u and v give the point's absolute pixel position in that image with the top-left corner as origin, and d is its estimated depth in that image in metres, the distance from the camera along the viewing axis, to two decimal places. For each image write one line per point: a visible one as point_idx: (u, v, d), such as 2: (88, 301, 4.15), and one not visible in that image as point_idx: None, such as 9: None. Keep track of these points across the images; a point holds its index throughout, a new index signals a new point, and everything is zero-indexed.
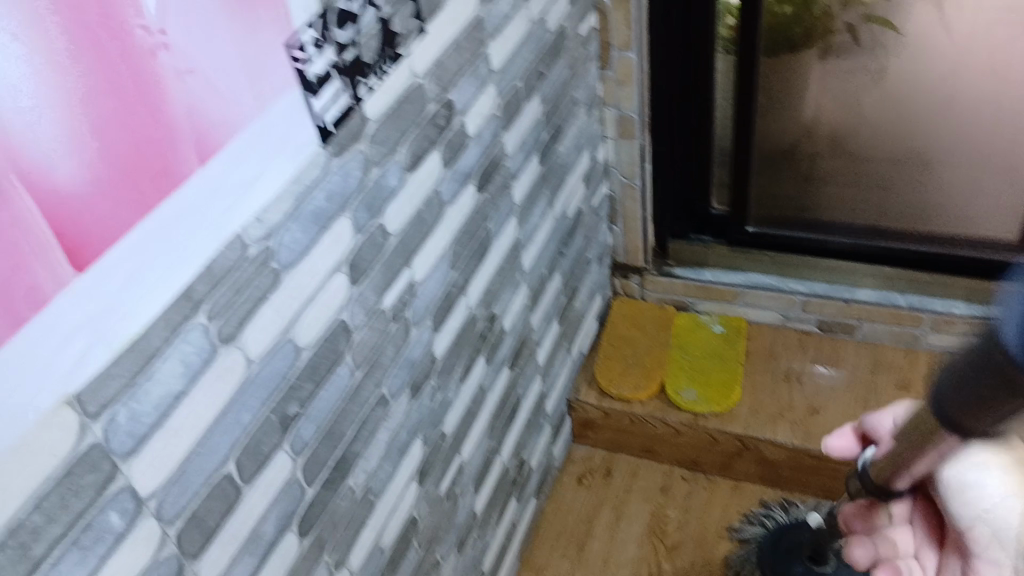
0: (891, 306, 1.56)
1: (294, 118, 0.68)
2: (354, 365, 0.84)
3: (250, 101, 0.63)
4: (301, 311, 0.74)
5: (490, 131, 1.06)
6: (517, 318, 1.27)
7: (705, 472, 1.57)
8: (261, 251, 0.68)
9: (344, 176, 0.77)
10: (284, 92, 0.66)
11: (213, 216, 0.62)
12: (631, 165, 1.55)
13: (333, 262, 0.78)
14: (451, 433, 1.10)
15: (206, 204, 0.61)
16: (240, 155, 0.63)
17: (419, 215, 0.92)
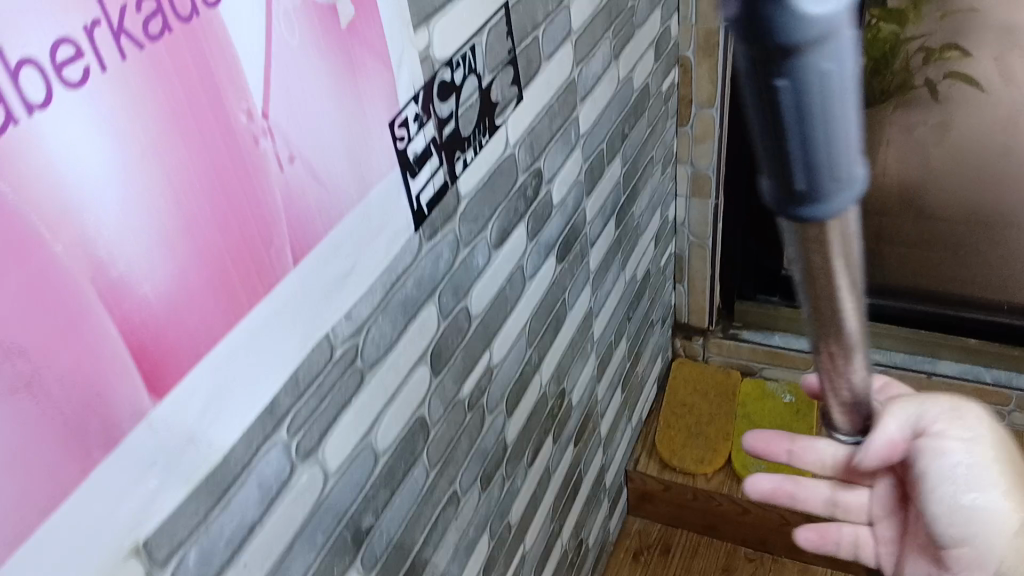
0: (976, 382, 1.47)
1: (390, 202, 0.61)
2: (430, 464, 0.75)
3: (348, 186, 0.56)
4: (383, 412, 0.65)
5: (573, 198, 0.98)
6: (584, 391, 1.17)
7: (773, 553, 1.46)
8: (348, 350, 0.59)
9: (434, 260, 0.69)
10: (381, 175, 0.59)
11: (305, 318, 0.54)
12: (703, 224, 1.49)
13: (417, 354, 0.69)
14: (516, 523, 1.01)
15: (298, 305, 0.53)
16: (335, 247, 0.55)
17: (503, 292, 0.84)
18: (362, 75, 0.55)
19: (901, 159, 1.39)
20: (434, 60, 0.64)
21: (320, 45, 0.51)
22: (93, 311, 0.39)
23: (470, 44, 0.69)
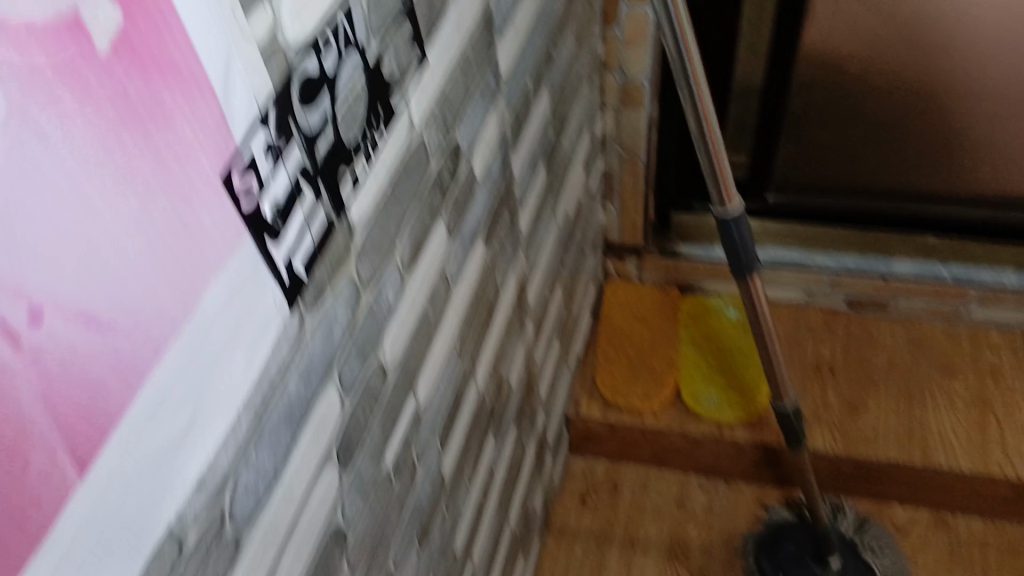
0: (934, 281, 1.37)
1: (225, 325, 0.39)
2: (356, 567, 0.58)
3: (155, 325, 0.34)
4: (280, 557, 0.47)
5: (498, 164, 0.75)
6: (520, 370, 1.01)
7: (724, 477, 1.39)
8: (210, 523, 0.40)
9: (328, 331, 0.49)
10: (233, 250, 0.38)
11: (112, 563, 0.34)
12: (636, 137, 1.27)
13: (319, 458, 0.50)
14: (462, 549, 0.85)
15: (99, 549, 0.33)
16: (131, 453, 0.34)
17: (425, 318, 0.64)
18: (158, 118, 0.33)
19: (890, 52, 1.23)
20: (286, 47, 0.40)
21: (50, 81, 0.28)
22: None
23: (343, 4, 0.45)
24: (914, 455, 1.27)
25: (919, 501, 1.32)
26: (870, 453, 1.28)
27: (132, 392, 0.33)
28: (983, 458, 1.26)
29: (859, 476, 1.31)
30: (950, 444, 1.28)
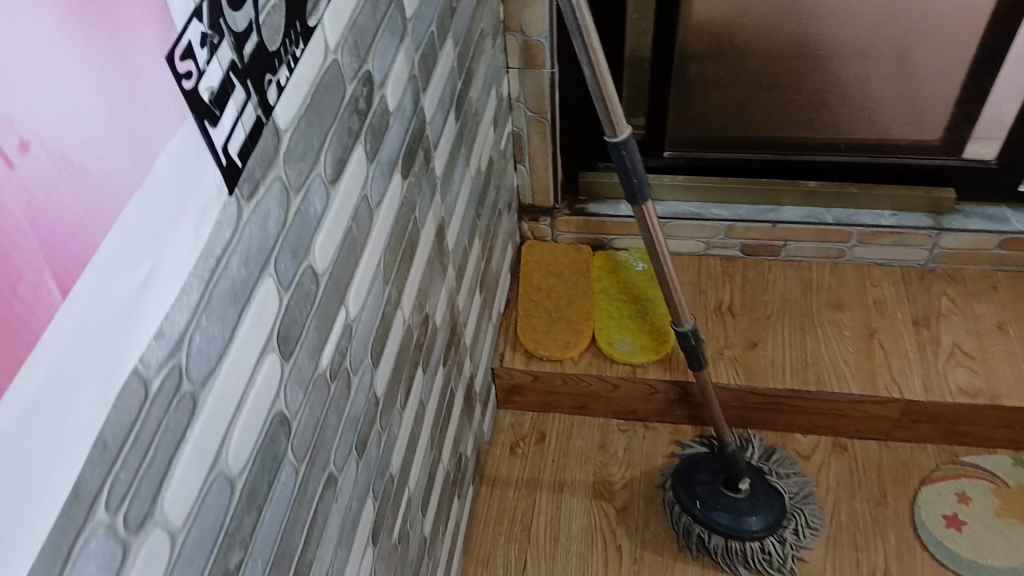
0: (818, 225, 1.48)
1: (177, 194, 0.44)
2: (298, 458, 0.63)
3: (117, 180, 0.39)
4: (231, 428, 0.52)
5: (409, 99, 0.82)
6: (444, 311, 1.07)
7: (642, 419, 1.48)
8: (168, 376, 0.45)
9: (262, 223, 0.54)
10: (179, 127, 0.43)
11: (87, 387, 0.38)
12: (540, 98, 1.35)
13: (261, 343, 0.55)
14: (398, 471, 0.91)
15: (78, 372, 0.38)
16: (105, 292, 0.39)
17: (350, 235, 0.69)
18: None
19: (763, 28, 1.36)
20: None
21: None
22: None
23: None
24: (808, 382, 1.36)
25: (818, 427, 1.42)
26: (769, 383, 1.36)
27: (103, 234, 0.38)
28: (872, 382, 1.35)
29: (762, 407, 1.39)
30: (843, 371, 1.37)
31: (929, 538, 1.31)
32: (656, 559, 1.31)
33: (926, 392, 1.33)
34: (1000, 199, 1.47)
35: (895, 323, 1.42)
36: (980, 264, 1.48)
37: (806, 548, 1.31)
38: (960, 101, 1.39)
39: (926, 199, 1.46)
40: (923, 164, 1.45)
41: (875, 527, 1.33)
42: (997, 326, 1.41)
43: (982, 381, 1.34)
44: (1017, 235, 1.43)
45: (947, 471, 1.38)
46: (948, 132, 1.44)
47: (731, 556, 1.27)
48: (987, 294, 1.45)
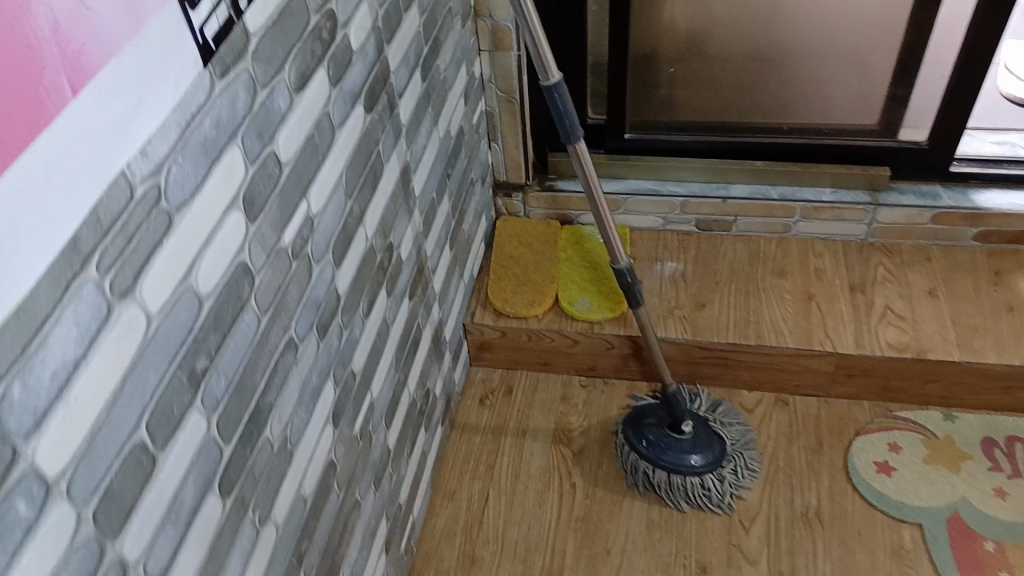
0: (763, 200, 1.62)
1: (161, 51, 0.58)
2: (260, 310, 0.77)
3: (117, 26, 0.54)
4: (199, 255, 0.67)
5: (373, 47, 0.97)
6: (411, 248, 1.21)
7: (602, 376, 1.60)
8: (150, 190, 0.60)
9: (231, 100, 0.68)
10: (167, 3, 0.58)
11: (86, 168, 0.53)
12: (509, 78, 1.51)
13: (227, 198, 0.70)
14: (360, 371, 1.05)
15: (83, 156, 0.52)
16: (104, 106, 0.53)
17: (312, 141, 0.84)
18: None
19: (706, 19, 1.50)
20: None
21: None
22: None
23: None
24: (749, 337, 1.48)
25: (762, 382, 1.54)
26: (714, 337, 1.49)
27: (105, 61, 0.53)
28: (808, 337, 1.47)
29: (709, 362, 1.52)
30: (782, 328, 1.49)
31: (859, 480, 1.42)
32: (606, 494, 1.43)
33: (857, 346, 1.45)
34: (935, 179, 1.59)
35: (832, 288, 1.55)
36: (915, 238, 1.61)
37: (745, 488, 1.42)
38: (892, 88, 1.53)
39: (863, 177, 1.59)
40: (860, 145, 1.58)
41: (810, 471, 1.43)
42: (927, 292, 1.53)
43: (909, 338, 1.46)
44: (947, 209, 1.56)
45: (882, 423, 1.49)
46: (885, 116, 1.57)
47: (673, 490, 1.39)
48: (920, 265, 1.58)
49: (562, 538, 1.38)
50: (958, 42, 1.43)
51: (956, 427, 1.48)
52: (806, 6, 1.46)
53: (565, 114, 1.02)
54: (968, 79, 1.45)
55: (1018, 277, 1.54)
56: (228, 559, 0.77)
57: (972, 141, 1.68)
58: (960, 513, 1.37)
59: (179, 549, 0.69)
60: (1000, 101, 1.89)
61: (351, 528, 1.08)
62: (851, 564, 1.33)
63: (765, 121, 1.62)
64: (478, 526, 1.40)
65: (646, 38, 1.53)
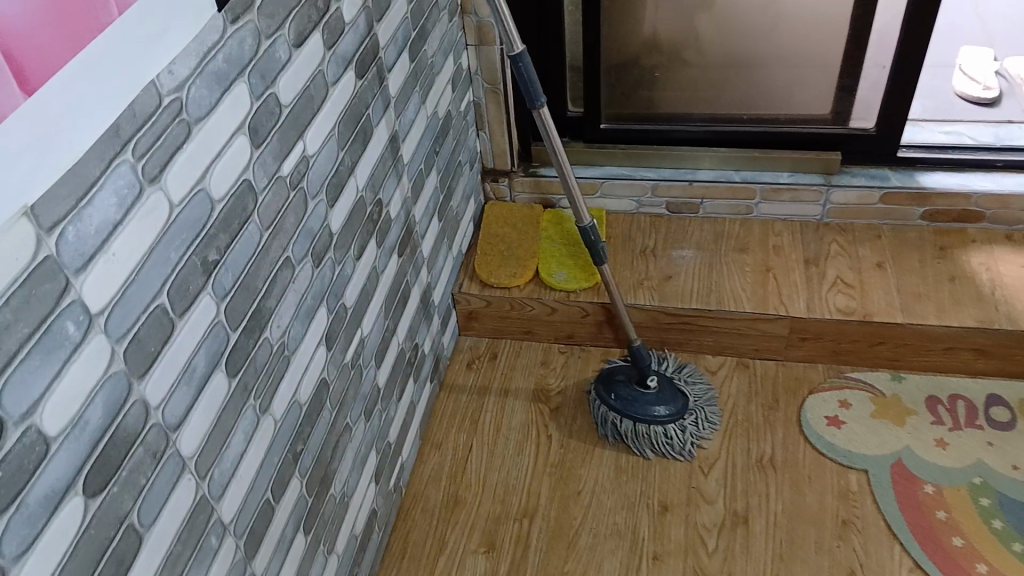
0: (727, 183, 1.77)
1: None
2: (262, 225, 0.93)
3: None
4: (212, 164, 0.83)
5: (363, 22, 1.14)
6: (399, 208, 1.37)
7: (580, 343, 1.74)
8: (174, 100, 0.76)
9: (239, 43, 0.85)
10: None
11: (124, 71, 0.69)
12: (493, 71, 1.68)
13: (236, 123, 0.86)
14: (352, 305, 1.20)
15: (124, 61, 0.68)
16: (141, 26, 0.70)
17: (308, 92, 1.00)
18: None
19: (671, 21, 1.66)
20: None
21: None
22: None
23: None
24: (710, 303, 1.62)
25: (725, 347, 1.68)
26: (678, 303, 1.63)
27: None
28: (764, 303, 1.61)
29: (675, 327, 1.66)
30: (741, 295, 1.63)
31: (811, 432, 1.54)
32: (579, 444, 1.56)
33: (808, 310, 1.59)
34: (884, 163, 1.74)
35: (788, 261, 1.69)
36: (867, 219, 1.75)
37: (706, 438, 1.55)
38: (840, 79, 1.68)
39: (817, 161, 1.73)
40: (814, 132, 1.73)
41: (766, 425, 1.56)
42: (876, 265, 1.67)
43: (857, 303, 1.59)
44: (895, 190, 1.70)
45: (835, 383, 1.62)
46: (835, 106, 1.72)
47: (639, 438, 1.52)
48: (871, 242, 1.72)
49: (538, 482, 1.51)
50: (895, 36, 1.59)
51: (903, 386, 1.60)
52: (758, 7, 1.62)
53: (529, 82, 1.19)
54: (905, 69, 1.60)
55: (961, 252, 1.68)
56: (229, 435, 0.91)
57: (920, 132, 1.83)
58: (903, 461, 1.49)
59: (192, 408, 0.83)
60: (953, 99, 2.05)
61: (343, 448, 1.22)
62: (800, 504, 1.44)
63: (728, 111, 1.78)
64: (462, 471, 1.54)
65: (618, 36, 1.69)
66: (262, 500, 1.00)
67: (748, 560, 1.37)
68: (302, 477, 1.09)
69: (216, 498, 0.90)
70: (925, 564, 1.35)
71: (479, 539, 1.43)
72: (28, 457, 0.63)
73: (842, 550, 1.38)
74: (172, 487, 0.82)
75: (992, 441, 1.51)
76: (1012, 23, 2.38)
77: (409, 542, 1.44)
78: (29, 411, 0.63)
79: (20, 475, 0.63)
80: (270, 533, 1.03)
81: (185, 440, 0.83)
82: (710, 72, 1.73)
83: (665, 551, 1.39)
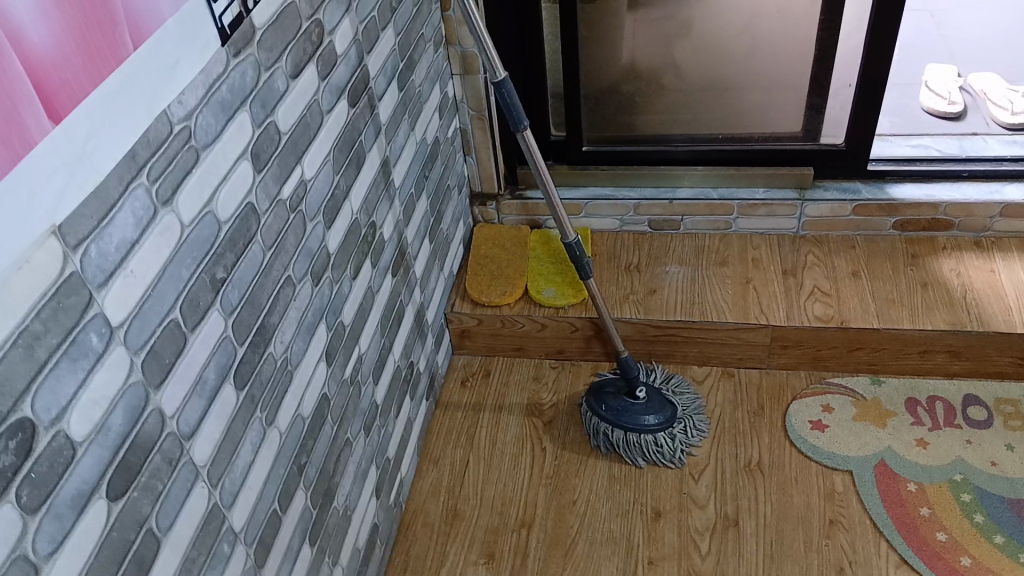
0: (706, 200, 1.83)
1: (193, 22, 0.80)
2: (265, 244, 0.98)
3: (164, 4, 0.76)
4: (219, 187, 0.88)
5: (354, 54, 1.21)
6: (393, 229, 1.42)
7: (569, 358, 1.79)
8: (184, 128, 0.81)
9: (242, 75, 0.91)
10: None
11: (141, 100, 0.75)
12: (477, 98, 1.75)
13: (240, 149, 0.91)
14: (350, 323, 1.25)
15: (139, 93, 0.74)
16: (153, 60, 0.75)
17: (305, 119, 1.07)
18: None
19: (647, 48, 1.74)
20: None
21: None
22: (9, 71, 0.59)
23: None
24: (694, 315, 1.68)
25: (710, 357, 1.73)
26: (663, 316, 1.69)
27: (155, 28, 0.75)
28: (745, 313, 1.67)
29: (661, 339, 1.72)
30: (723, 307, 1.69)
31: (796, 435, 1.59)
32: (572, 455, 1.61)
33: (788, 319, 1.65)
34: (855, 176, 1.81)
35: (767, 273, 1.76)
36: (842, 230, 1.82)
37: (694, 445, 1.60)
38: (810, 98, 1.76)
39: (791, 177, 1.81)
40: (787, 149, 1.80)
41: (753, 430, 1.61)
42: (851, 273, 1.74)
43: (834, 310, 1.66)
44: (866, 201, 1.77)
45: (816, 389, 1.68)
46: (806, 123, 1.80)
47: (631, 447, 1.57)
48: (846, 252, 1.79)
49: (533, 493, 1.55)
50: (859, 56, 1.67)
51: (882, 389, 1.66)
52: (729, 33, 1.70)
53: (513, 108, 1.26)
54: (870, 86, 1.68)
55: (932, 259, 1.75)
56: (238, 445, 0.96)
57: (889, 146, 1.91)
58: (886, 460, 1.54)
59: (203, 417, 0.88)
60: (920, 114, 2.13)
61: (344, 462, 1.26)
62: (788, 505, 1.49)
63: (704, 132, 1.86)
64: (459, 485, 1.58)
65: (596, 63, 1.77)
66: (270, 509, 1.04)
67: (740, 560, 1.42)
68: (306, 489, 1.14)
69: (227, 506, 0.95)
70: (910, 558, 1.40)
71: (478, 550, 1.47)
72: (55, 463, 0.68)
73: (830, 548, 1.42)
74: (186, 492, 0.86)
75: (970, 439, 1.56)
76: (974, 40, 2.49)
77: (410, 555, 1.47)
78: (58, 417, 0.68)
79: (50, 478, 0.68)
80: (278, 542, 1.07)
81: (198, 449, 0.88)
82: (685, 94, 1.81)
83: (659, 556, 1.44)
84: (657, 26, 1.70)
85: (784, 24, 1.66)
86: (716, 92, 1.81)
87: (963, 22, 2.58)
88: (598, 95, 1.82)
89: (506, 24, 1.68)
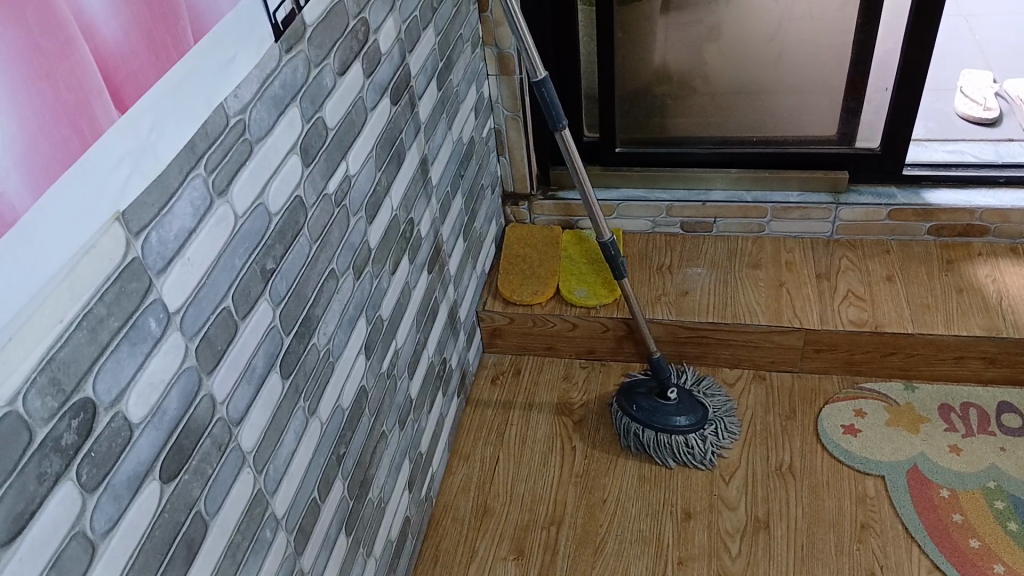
0: (739, 203, 1.84)
1: (249, 17, 0.82)
2: (311, 237, 1.00)
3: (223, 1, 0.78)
4: (269, 181, 0.90)
5: (397, 53, 1.22)
6: (429, 226, 1.44)
7: (600, 358, 1.80)
8: (239, 122, 0.83)
9: (293, 70, 0.93)
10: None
11: (199, 92, 0.76)
12: (512, 99, 1.76)
13: (290, 143, 0.93)
14: (387, 317, 1.27)
15: (199, 86, 0.76)
16: (213, 54, 0.77)
17: (350, 116, 1.08)
18: None
19: (679, 52, 1.74)
20: None
21: None
22: (82, 61, 0.61)
23: None
24: (726, 317, 1.68)
25: (742, 360, 1.73)
26: (696, 318, 1.69)
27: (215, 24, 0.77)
28: (778, 316, 1.67)
29: (692, 341, 1.72)
30: (755, 309, 1.69)
31: (828, 440, 1.59)
32: (602, 455, 1.61)
33: (822, 323, 1.65)
34: (890, 181, 1.80)
35: (800, 276, 1.75)
36: (875, 234, 1.82)
37: (725, 447, 1.60)
38: (846, 103, 1.76)
39: (825, 180, 1.80)
40: (821, 152, 1.80)
41: (784, 434, 1.61)
42: (886, 278, 1.73)
43: (868, 314, 1.65)
44: (901, 206, 1.76)
45: (848, 393, 1.67)
46: (841, 126, 1.79)
47: (661, 447, 1.57)
48: (880, 256, 1.78)
49: (563, 491, 1.56)
50: (896, 61, 1.67)
51: (915, 395, 1.65)
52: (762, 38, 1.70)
53: (552, 107, 1.27)
54: (908, 90, 1.68)
55: (968, 264, 1.73)
56: (283, 432, 0.98)
57: (924, 151, 1.90)
58: (919, 466, 1.53)
59: (251, 404, 0.90)
60: (955, 120, 2.12)
61: (379, 455, 1.28)
62: (819, 509, 1.49)
63: (737, 135, 1.85)
64: (490, 482, 1.59)
65: (631, 66, 1.77)
66: (310, 498, 1.06)
67: (770, 562, 1.42)
68: (344, 479, 1.15)
69: (271, 492, 0.97)
70: (943, 564, 1.39)
71: (508, 547, 1.48)
72: (114, 443, 0.70)
73: (861, 553, 1.42)
74: (233, 477, 0.89)
75: (1005, 446, 1.55)
76: (1010, 46, 2.46)
77: (441, 550, 1.49)
78: (117, 399, 0.70)
79: (108, 458, 0.70)
80: (317, 530, 1.09)
81: (245, 435, 0.90)
82: (720, 97, 1.81)
83: (689, 556, 1.44)
84: (692, 29, 1.70)
85: (819, 29, 1.66)
86: (749, 96, 1.80)
87: (1000, 27, 2.56)
88: (632, 98, 1.83)
89: (543, 26, 1.70)
